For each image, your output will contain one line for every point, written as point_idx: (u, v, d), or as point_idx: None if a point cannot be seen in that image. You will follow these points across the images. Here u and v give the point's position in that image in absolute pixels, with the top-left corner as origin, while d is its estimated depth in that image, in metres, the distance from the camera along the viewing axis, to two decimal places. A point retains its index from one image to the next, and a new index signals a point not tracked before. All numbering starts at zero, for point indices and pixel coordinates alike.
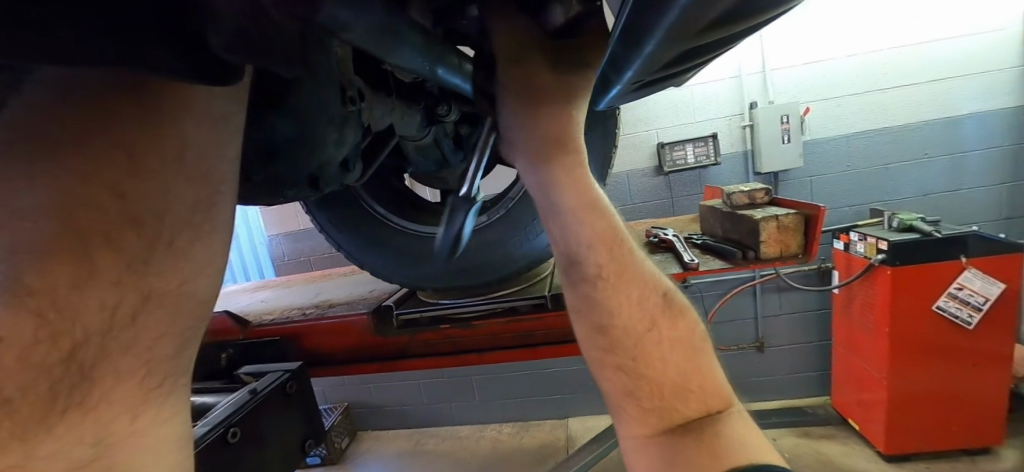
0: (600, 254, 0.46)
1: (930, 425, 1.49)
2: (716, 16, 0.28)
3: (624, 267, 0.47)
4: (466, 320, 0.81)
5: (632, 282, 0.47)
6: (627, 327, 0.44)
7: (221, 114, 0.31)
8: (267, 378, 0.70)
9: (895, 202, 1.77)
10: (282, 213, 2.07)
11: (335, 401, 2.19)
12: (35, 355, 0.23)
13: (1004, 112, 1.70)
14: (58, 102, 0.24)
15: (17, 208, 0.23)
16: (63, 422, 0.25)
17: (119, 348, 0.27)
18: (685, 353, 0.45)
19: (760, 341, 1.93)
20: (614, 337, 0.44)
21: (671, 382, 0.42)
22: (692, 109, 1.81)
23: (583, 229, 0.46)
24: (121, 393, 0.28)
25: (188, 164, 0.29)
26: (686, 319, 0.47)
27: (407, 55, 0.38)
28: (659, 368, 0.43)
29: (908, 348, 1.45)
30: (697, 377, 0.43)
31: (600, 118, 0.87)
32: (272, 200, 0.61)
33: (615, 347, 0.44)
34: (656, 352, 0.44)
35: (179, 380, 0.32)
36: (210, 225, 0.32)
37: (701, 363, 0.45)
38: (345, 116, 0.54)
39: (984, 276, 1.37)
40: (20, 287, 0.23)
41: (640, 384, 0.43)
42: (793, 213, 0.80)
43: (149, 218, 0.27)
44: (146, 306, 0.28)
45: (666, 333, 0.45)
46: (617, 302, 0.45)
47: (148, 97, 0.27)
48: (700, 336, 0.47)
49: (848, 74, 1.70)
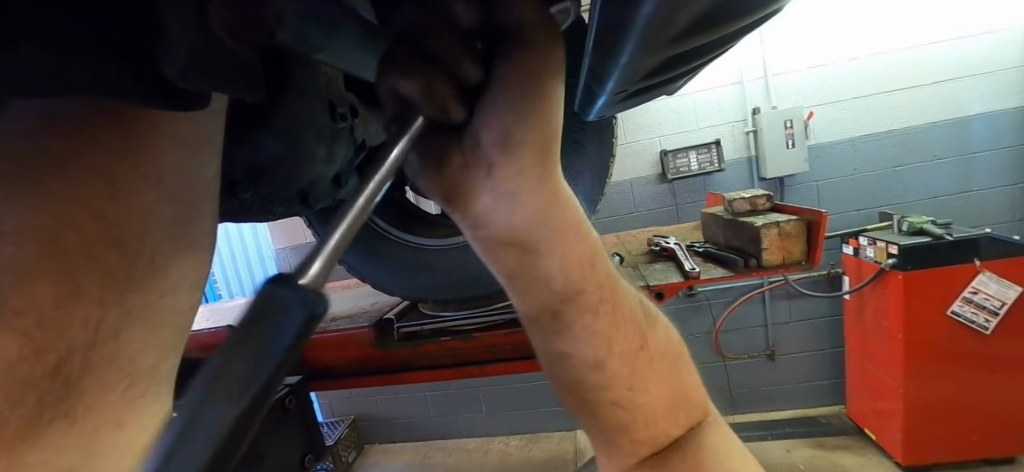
0: (589, 296, 0.42)
1: (949, 434, 1.45)
2: (691, 22, 0.28)
3: (610, 301, 0.44)
4: (466, 332, 0.79)
5: (618, 317, 0.44)
6: (616, 360, 0.42)
7: (194, 140, 0.32)
8: (266, 393, 0.70)
9: (904, 206, 1.74)
10: (289, 227, 2.09)
11: (342, 414, 2.18)
12: (20, 372, 0.23)
13: (1013, 112, 1.67)
14: (38, 127, 0.24)
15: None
16: (50, 435, 0.24)
17: (104, 360, 0.26)
18: (667, 375, 0.45)
19: (771, 349, 1.90)
20: (607, 376, 0.41)
21: (660, 405, 0.43)
22: (694, 116, 1.81)
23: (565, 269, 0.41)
24: (111, 402, 0.26)
25: (165, 184, 0.30)
26: (660, 337, 0.47)
27: (380, 73, 0.45)
28: (648, 393, 0.43)
29: (924, 354, 1.42)
30: (677, 393, 0.44)
31: (596, 127, 0.87)
32: (266, 216, 0.62)
33: (609, 383, 0.41)
34: (647, 380, 0.43)
35: (163, 389, 0.30)
36: (188, 242, 0.32)
37: (679, 377, 0.46)
38: (334, 133, 0.56)
39: (1000, 279, 1.33)
40: (6, 306, 0.23)
41: (634, 413, 0.42)
42: (795, 219, 0.80)
43: (128, 238, 0.28)
44: (130, 319, 0.28)
45: (650, 362, 0.44)
46: (609, 337, 0.42)
47: (126, 122, 0.27)
48: (673, 353, 0.47)
49: (851, 78, 1.70)
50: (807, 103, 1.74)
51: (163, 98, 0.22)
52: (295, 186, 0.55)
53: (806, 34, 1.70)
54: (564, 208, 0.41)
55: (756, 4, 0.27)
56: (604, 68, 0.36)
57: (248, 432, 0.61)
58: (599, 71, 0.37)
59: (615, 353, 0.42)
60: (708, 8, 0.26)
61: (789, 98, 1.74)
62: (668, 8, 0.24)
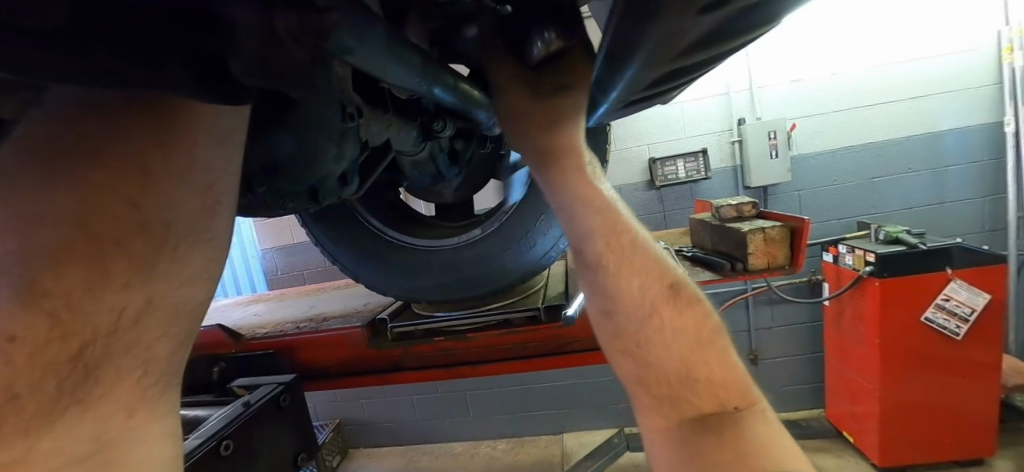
0: (601, 245, 0.41)
1: (921, 436, 1.50)
2: (702, 35, 0.29)
3: (631, 254, 0.41)
4: (459, 332, 0.80)
5: (639, 268, 0.40)
6: (630, 314, 0.38)
7: (224, 129, 0.31)
8: (260, 392, 0.69)
9: (881, 215, 1.81)
10: (276, 227, 2.06)
11: (326, 417, 2.16)
12: (45, 353, 0.23)
13: (985, 128, 1.74)
14: (76, 117, 0.24)
15: (38, 215, 0.23)
16: (66, 420, 0.25)
17: (123, 347, 0.27)
18: (694, 340, 0.37)
19: (753, 353, 1.94)
20: (620, 324, 0.39)
21: (675, 366, 0.36)
22: (682, 125, 1.85)
23: (586, 225, 0.41)
24: (122, 392, 0.27)
25: (194, 175, 0.29)
26: (694, 310, 0.39)
27: (406, 75, 0.40)
28: (663, 352, 0.37)
29: (898, 357, 1.47)
30: (706, 366, 0.36)
31: (590, 134, 0.89)
32: (272, 211, 0.63)
33: (621, 332, 0.38)
34: (662, 340, 0.37)
35: (173, 380, 0.31)
36: (211, 232, 0.32)
37: (711, 353, 0.37)
38: (344, 131, 0.54)
39: (970, 287, 1.40)
40: (32, 289, 0.23)
41: (648, 372, 0.36)
42: (779, 226, 0.83)
43: (157, 225, 0.27)
44: (149, 309, 0.28)
45: (673, 321, 0.38)
46: (622, 292, 0.39)
47: (164, 115, 0.27)
48: (711, 326, 0.39)
49: (833, 93, 1.77)
50: (792, 115, 1.79)
51: (204, 92, 0.23)
52: (306, 184, 0.56)
53: (788, 48, 1.76)
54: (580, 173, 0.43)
55: (761, 20, 0.29)
56: (612, 80, 0.38)
57: (243, 429, 0.61)
58: (604, 82, 0.40)
59: (631, 303, 0.39)
60: (715, 26, 0.28)
61: (773, 110, 1.79)
62: (680, 23, 0.25)
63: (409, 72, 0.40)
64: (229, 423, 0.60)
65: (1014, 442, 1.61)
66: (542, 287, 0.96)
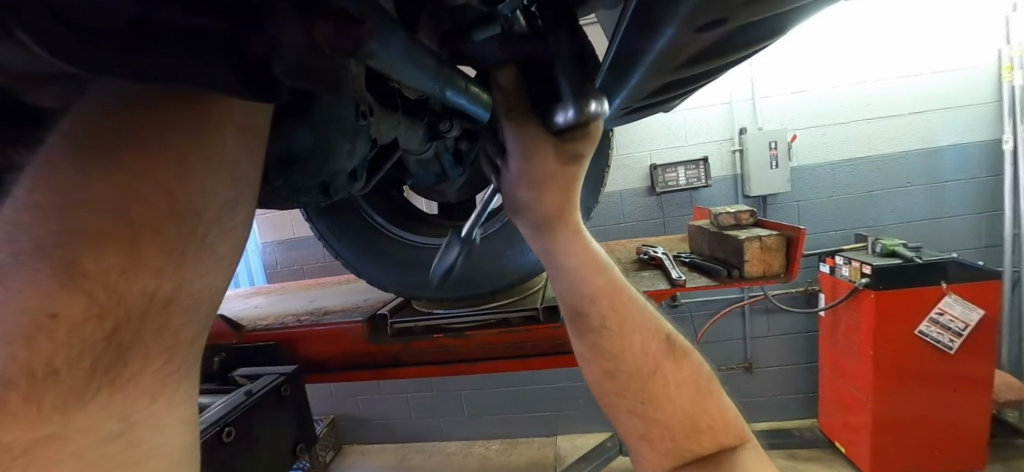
0: (604, 307, 0.53)
1: (914, 449, 1.51)
2: (705, 48, 0.31)
3: (628, 316, 0.54)
4: (459, 330, 0.82)
5: (636, 330, 0.54)
6: (635, 371, 0.53)
7: (251, 126, 0.32)
8: (261, 381, 0.71)
9: (878, 228, 1.82)
10: (277, 221, 2.07)
11: (321, 413, 2.16)
12: (82, 332, 0.24)
13: (984, 145, 1.76)
14: (115, 107, 0.25)
15: (78, 198, 0.24)
16: (97, 400, 0.26)
17: (153, 330, 0.28)
18: (690, 390, 0.54)
19: (748, 362, 1.95)
20: (625, 384, 0.53)
21: (678, 418, 0.52)
22: (684, 133, 1.86)
23: (584, 287, 0.52)
24: (148, 375, 0.29)
25: (224, 167, 0.30)
26: (687, 360, 0.55)
27: (421, 77, 0.42)
28: (668, 408, 0.52)
29: (891, 370, 1.48)
30: (706, 416, 0.53)
31: (594, 139, 0.90)
32: (284, 203, 0.65)
33: (626, 392, 0.53)
34: (662, 396, 0.53)
35: (191, 368, 0.32)
36: (234, 223, 0.33)
37: (707, 401, 0.54)
38: (357, 128, 0.56)
39: (964, 301, 1.41)
40: (76, 270, 0.24)
41: (652, 429, 0.52)
42: (776, 234, 0.84)
43: (187, 213, 0.29)
44: (178, 293, 0.29)
45: (672, 375, 0.54)
46: (621, 350, 0.53)
47: (199, 110, 0.28)
48: (704, 376, 0.56)
49: (833, 105, 1.78)
50: (793, 126, 1.80)
51: (240, 88, 0.24)
52: (319, 178, 0.57)
53: (791, 59, 1.78)
54: (579, 237, 0.51)
55: (762, 35, 0.30)
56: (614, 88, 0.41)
57: (245, 417, 0.62)
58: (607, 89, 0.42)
59: (629, 363, 0.53)
60: (716, 41, 0.30)
61: (774, 121, 1.80)
62: (681, 38, 0.27)
63: (424, 74, 0.42)
64: (232, 410, 0.61)
65: (1005, 457, 1.62)
66: (541, 288, 0.97)
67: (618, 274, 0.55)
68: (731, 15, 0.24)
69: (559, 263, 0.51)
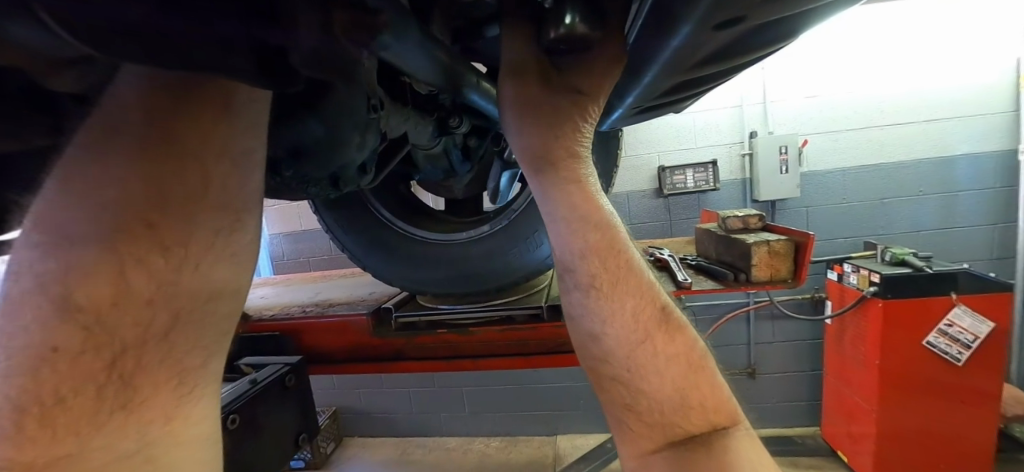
0: (594, 265, 0.42)
1: (917, 461, 1.50)
2: (719, 46, 0.31)
3: (624, 275, 0.44)
4: (465, 326, 0.83)
5: (631, 291, 0.43)
6: (622, 339, 0.41)
7: (240, 150, 0.31)
8: (267, 371, 0.72)
9: (888, 237, 1.80)
10: (285, 213, 2.08)
11: (324, 405, 2.18)
12: (82, 364, 0.25)
13: (999, 155, 1.73)
14: (105, 148, 0.26)
15: (71, 237, 0.25)
16: (111, 424, 0.26)
17: (156, 357, 0.28)
18: (685, 367, 0.42)
19: (752, 367, 1.94)
20: (609, 350, 0.41)
21: (669, 398, 0.41)
22: (693, 136, 1.85)
23: (575, 238, 0.42)
24: (163, 398, 0.28)
25: (212, 195, 0.29)
26: (684, 335, 0.44)
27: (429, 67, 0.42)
28: (656, 381, 0.41)
29: (897, 379, 1.46)
30: (700, 393, 0.42)
31: (603, 138, 0.90)
32: (293, 194, 0.65)
33: (609, 358, 0.41)
34: (652, 367, 0.41)
35: (209, 387, 0.32)
36: (234, 248, 0.32)
37: (702, 378, 0.43)
38: (368, 122, 0.56)
39: (973, 313, 1.39)
40: (70, 305, 0.25)
41: (637, 400, 0.41)
42: (784, 239, 0.83)
43: (176, 245, 0.28)
44: (177, 322, 0.28)
45: (663, 348, 0.42)
46: (612, 312, 0.42)
47: (177, 139, 0.27)
48: (700, 352, 0.44)
49: (846, 111, 1.76)
50: (803, 131, 1.79)
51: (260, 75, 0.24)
52: (329, 170, 0.58)
53: (804, 64, 1.76)
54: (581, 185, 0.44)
55: (777, 36, 0.30)
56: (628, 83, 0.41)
57: (251, 405, 0.63)
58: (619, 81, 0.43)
59: (619, 327, 0.41)
60: (730, 39, 0.30)
61: (785, 125, 1.79)
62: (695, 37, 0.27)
63: (434, 66, 0.42)
64: (236, 398, 0.62)
65: None
66: (546, 286, 0.97)
67: (621, 231, 0.46)
68: (744, 15, 0.24)
69: (546, 211, 0.43)
